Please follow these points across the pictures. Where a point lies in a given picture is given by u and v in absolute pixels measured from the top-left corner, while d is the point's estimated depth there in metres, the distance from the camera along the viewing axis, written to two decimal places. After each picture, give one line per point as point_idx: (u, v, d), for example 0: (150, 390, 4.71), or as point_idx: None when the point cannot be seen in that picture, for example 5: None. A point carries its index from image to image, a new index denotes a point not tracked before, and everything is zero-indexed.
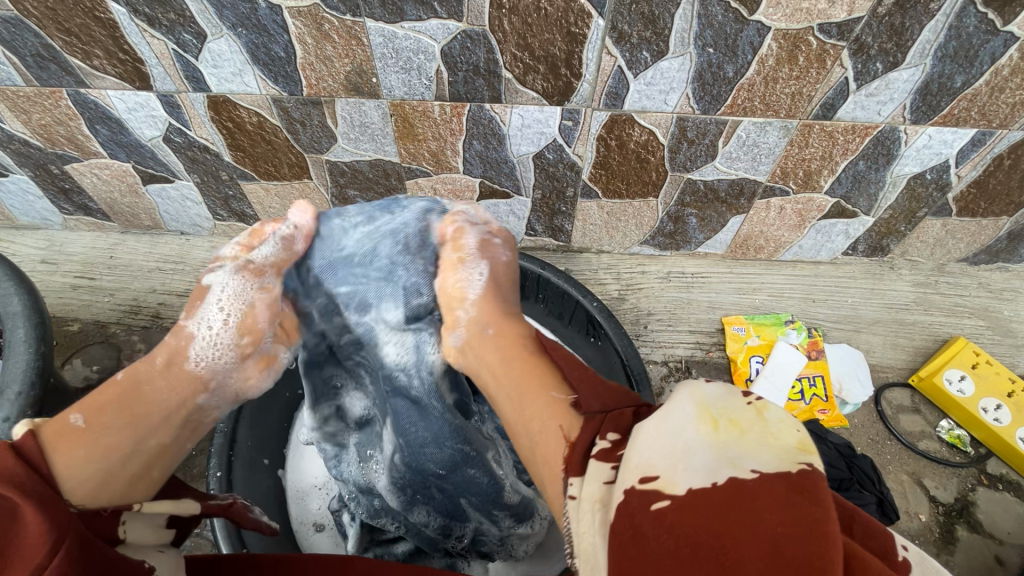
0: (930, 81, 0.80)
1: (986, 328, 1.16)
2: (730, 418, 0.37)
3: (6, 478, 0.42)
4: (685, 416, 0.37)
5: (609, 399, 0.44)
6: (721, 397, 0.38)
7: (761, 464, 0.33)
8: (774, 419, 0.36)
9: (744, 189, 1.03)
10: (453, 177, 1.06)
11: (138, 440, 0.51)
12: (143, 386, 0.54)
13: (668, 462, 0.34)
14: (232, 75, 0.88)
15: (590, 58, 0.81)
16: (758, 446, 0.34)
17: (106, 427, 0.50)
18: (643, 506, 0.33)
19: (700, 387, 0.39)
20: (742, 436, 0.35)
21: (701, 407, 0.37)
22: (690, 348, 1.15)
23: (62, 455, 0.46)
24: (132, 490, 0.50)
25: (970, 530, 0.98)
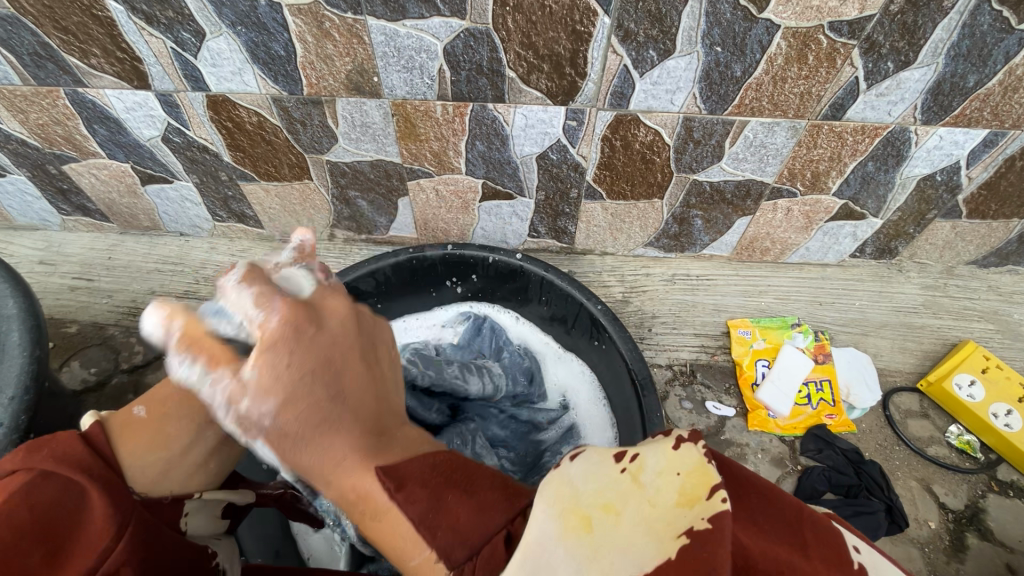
0: (942, 80, 0.79)
1: (995, 332, 1.14)
2: (602, 504, 0.34)
3: (78, 461, 0.51)
4: (549, 526, 0.34)
5: (469, 534, 0.40)
6: (587, 484, 0.36)
7: (637, 565, 0.31)
8: (652, 479, 0.35)
9: (751, 190, 1.01)
10: (455, 178, 1.04)
11: (192, 432, 0.61)
12: (192, 381, 0.63)
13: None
14: (232, 74, 0.87)
15: (595, 57, 0.80)
16: (634, 532, 0.32)
17: (156, 424, 0.59)
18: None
19: (564, 479, 0.37)
20: (616, 524, 0.33)
21: (566, 509, 0.35)
22: (695, 352, 1.13)
23: (126, 445, 0.56)
24: (189, 480, 0.61)
25: (980, 537, 0.97)
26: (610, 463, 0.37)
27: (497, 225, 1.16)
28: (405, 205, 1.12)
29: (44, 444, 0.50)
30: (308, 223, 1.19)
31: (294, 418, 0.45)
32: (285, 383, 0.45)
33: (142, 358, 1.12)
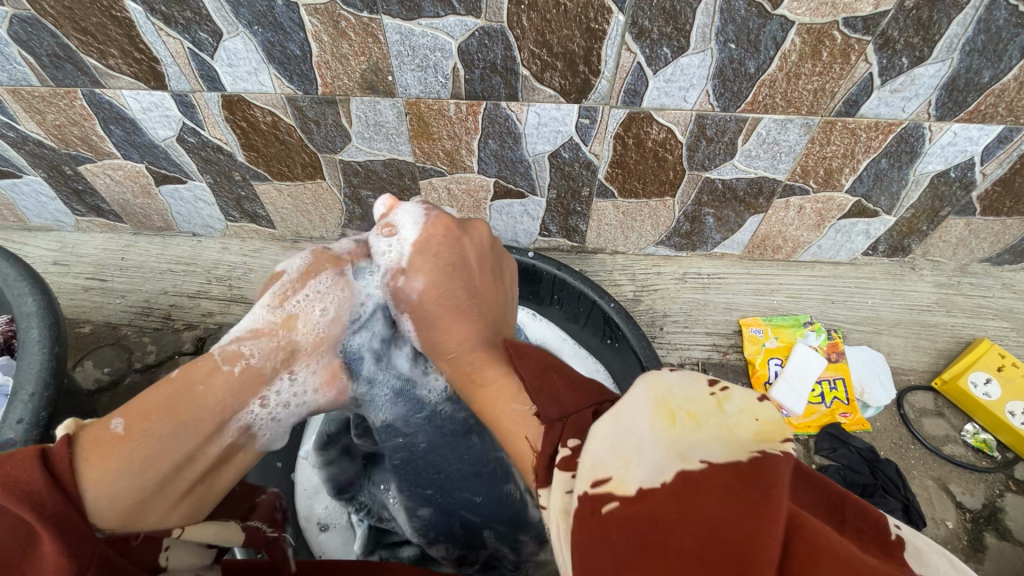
0: (957, 75, 0.79)
1: (1010, 329, 1.13)
2: (688, 410, 0.40)
3: (31, 495, 0.46)
4: (642, 413, 0.39)
5: (567, 405, 0.47)
6: (684, 391, 0.41)
7: (710, 455, 0.36)
8: (733, 411, 0.39)
9: (763, 188, 1.01)
10: (467, 177, 1.05)
11: (175, 450, 0.57)
12: (196, 386, 0.60)
13: (620, 462, 0.37)
14: (247, 74, 0.88)
15: (609, 55, 0.80)
16: (712, 438, 0.38)
17: (142, 442, 0.55)
18: (594, 510, 0.36)
19: (662, 379, 0.42)
20: (697, 429, 0.38)
21: (660, 401, 0.40)
22: (706, 351, 1.13)
23: (93, 469, 0.52)
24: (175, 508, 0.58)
25: (999, 537, 0.96)
26: (701, 384, 0.41)
27: (509, 224, 1.16)
28: None
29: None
30: (320, 222, 1.20)
31: (434, 293, 0.71)
32: (434, 270, 0.71)
33: (155, 358, 1.13)
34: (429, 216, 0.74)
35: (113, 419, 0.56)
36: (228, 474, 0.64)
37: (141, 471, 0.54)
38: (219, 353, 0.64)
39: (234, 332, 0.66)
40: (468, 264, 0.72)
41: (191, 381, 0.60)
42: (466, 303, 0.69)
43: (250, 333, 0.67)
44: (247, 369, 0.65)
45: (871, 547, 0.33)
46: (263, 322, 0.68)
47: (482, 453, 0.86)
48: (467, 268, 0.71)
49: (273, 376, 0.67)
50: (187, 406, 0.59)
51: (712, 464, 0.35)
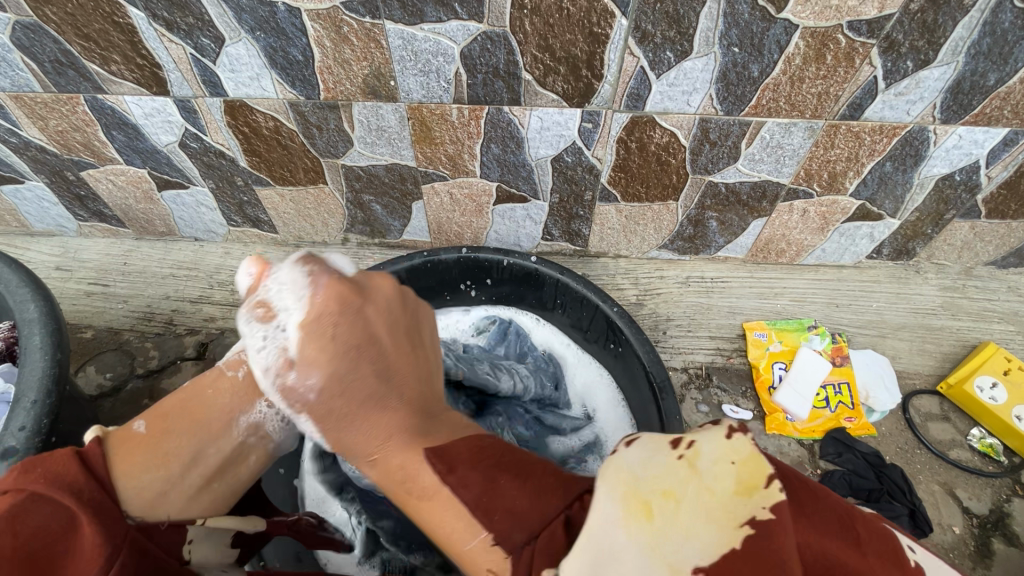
0: (962, 78, 0.78)
1: (1016, 333, 1.13)
2: (661, 490, 0.35)
3: (70, 483, 0.50)
4: (610, 520, 0.34)
5: (531, 521, 0.40)
6: (645, 470, 0.36)
7: (698, 553, 0.32)
8: (708, 466, 0.35)
9: (767, 191, 1.01)
10: (469, 181, 1.04)
11: (193, 450, 0.60)
12: (206, 391, 0.64)
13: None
14: (249, 80, 0.87)
15: (612, 59, 0.80)
16: (694, 520, 0.33)
17: (164, 442, 0.59)
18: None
19: (622, 463, 0.37)
20: (676, 512, 0.34)
21: (628, 491, 0.35)
22: (710, 355, 1.13)
23: (124, 462, 0.56)
24: (197, 500, 0.60)
25: (1006, 543, 0.95)
26: (664, 451, 0.37)
27: (511, 229, 1.16)
28: (418, 209, 1.13)
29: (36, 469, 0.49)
30: (322, 227, 1.20)
31: (336, 392, 0.52)
32: (334, 354, 0.53)
33: (156, 363, 1.12)
34: (314, 285, 0.55)
35: (136, 422, 0.60)
36: (246, 474, 0.65)
37: (164, 468, 0.58)
38: (225, 365, 0.66)
39: (237, 343, 0.68)
40: (379, 337, 0.55)
41: (201, 394, 0.64)
42: (381, 392, 0.52)
43: (248, 343, 0.69)
44: (249, 375, 0.65)
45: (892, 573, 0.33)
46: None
47: None
48: (378, 342, 0.55)
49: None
50: (202, 411, 0.63)
51: (703, 566, 0.31)
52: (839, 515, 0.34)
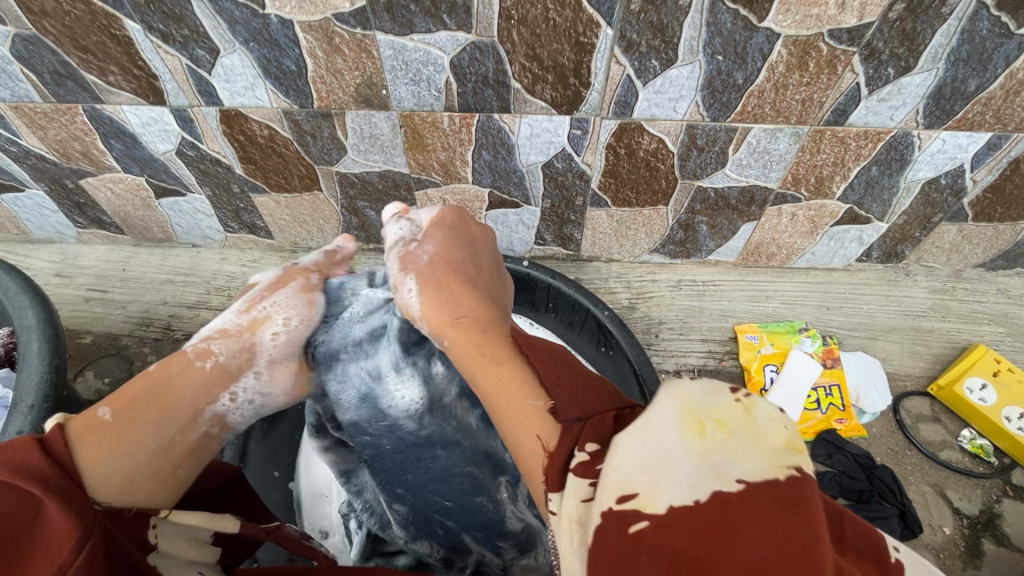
0: (943, 85, 0.80)
1: (1006, 334, 1.13)
2: (717, 419, 0.41)
3: (35, 474, 0.47)
4: (670, 429, 0.41)
5: (588, 406, 0.48)
6: (710, 398, 0.42)
7: (745, 474, 0.38)
8: (762, 419, 0.41)
9: (755, 196, 1.02)
10: (462, 187, 1.06)
11: (157, 438, 0.57)
12: (173, 380, 0.60)
13: (647, 478, 0.39)
14: (244, 89, 0.89)
15: (599, 67, 0.81)
16: (743, 450, 0.39)
17: (128, 428, 0.55)
18: (620, 529, 0.38)
19: (685, 387, 0.43)
20: (727, 441, 0.40)
21: (688, 410, 0.41)
22: (702, 357, 1.14)
23: (89, 450, 0.53)
24: (162, 489, 0.57)
25: (996, 543, 0.95)
26: (726, 392, 0.42)
27: (504, 233, 1.17)
28: None
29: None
30: (318, 233, 1.21)
31: (445, 264, 0.67)
32: (451, 251, 0.68)
33: None
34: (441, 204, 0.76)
35: (100, 407, 0.55)
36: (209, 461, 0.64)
37: (131, 455, 0.54)
38: (191, 349, 0.64)
39: (202, 330, 0.66)
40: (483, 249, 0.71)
41: (170, 378, 0.60)
42: (479, 283, 0.65)
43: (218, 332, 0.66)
44: (218, 366, 0.63)
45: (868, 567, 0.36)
46: (235, 323, 0.67)
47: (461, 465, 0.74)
48: (476, 249, 0.70)
49: (240, 373, 0.65)
50: (167, 399, 0.59)
51: (745, 488, 0.37)
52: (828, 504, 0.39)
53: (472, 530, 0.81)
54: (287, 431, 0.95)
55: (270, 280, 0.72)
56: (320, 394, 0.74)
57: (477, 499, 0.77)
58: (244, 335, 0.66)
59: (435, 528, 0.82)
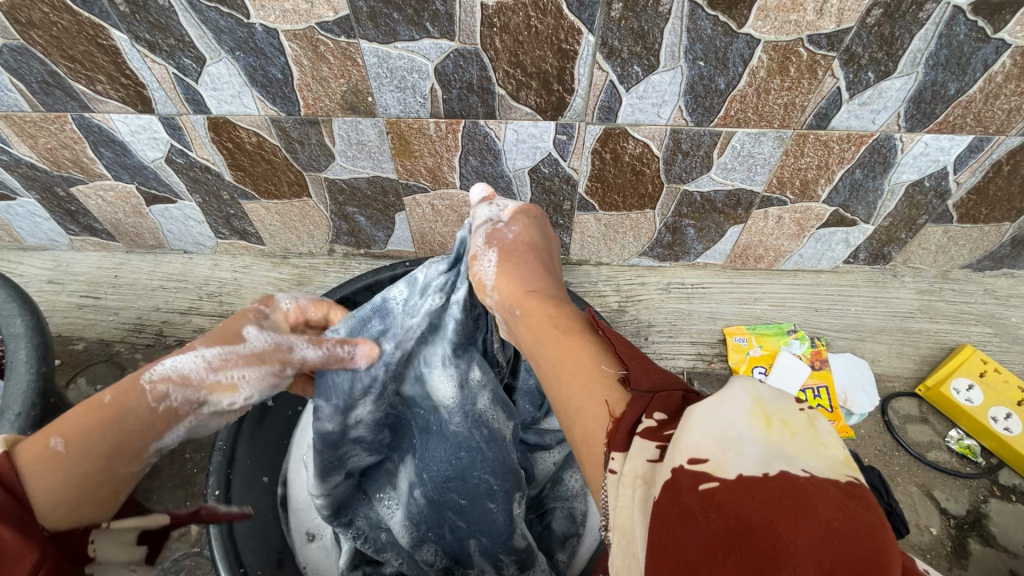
0: (923, 88, 0.80)
1: (994, 334, 1.14)
2: (783, 419, 0.40)
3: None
4: (739, 412, 0.40)
5: (658, 378, 0.48)
6: (777, 398, 0.41)
7: (813, 467, 0.36)
8: (824, 430, 0.40)
9: (741, 199, 1.03)
10: (450, 193, 1.06)
11: (108, 469, 0.55)
12: (124, 412, 0.57)
13: (719, 449, 0.38)
14: (232, 97, 0.90)
15: (582, 74, 0.82)
16: (809, 450, 0.37)
17: (82, 458, 0.53)
18: (691, 484, 0.37)
19: (757, 385, 0.42)
20: (794, 437, 0.38)
21: (756, 402, 0.41)
22: (691, 360, 1.14)
23: (38, 481, 0.51)
24: (103, 509, 0.56)
25: (983, 543, 0.96)
26: (792, 399, 0.42)
27: None
28: (402, 220, 1.15)
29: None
30: (308, 238, 1.22)
31: (528, 254, 0.66)
32: (528, 244, 0.67)
33: None
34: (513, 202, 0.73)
35: (53, 437, 0.52)
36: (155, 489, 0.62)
37: (83, 486, 0.53)
38: (149, 386, 0.59)
39: (170, 362, 0.61)
40: (551, 249, 0.70)
41: (123, 410, 0.57)
42: (551, 277, 0.64)
43: (177, 372, 0.61)
44: (169, 411, 0.60)
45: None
46: (201, 374, 0.62)
47: (479, 470, 0.74)
48: (547, 249, 0.69)
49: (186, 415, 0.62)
50: (123, 430, 0.56)
51: (818, 475, 0.35)
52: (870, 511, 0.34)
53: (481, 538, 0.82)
54: (276, 437, 0.96)
55: (256, 348, 0.65)
56: (366, 390, 0.68)
57: (496, 514, 0.78)
58: (203, 391, 0.62)
59: (449, 534, 0.84)
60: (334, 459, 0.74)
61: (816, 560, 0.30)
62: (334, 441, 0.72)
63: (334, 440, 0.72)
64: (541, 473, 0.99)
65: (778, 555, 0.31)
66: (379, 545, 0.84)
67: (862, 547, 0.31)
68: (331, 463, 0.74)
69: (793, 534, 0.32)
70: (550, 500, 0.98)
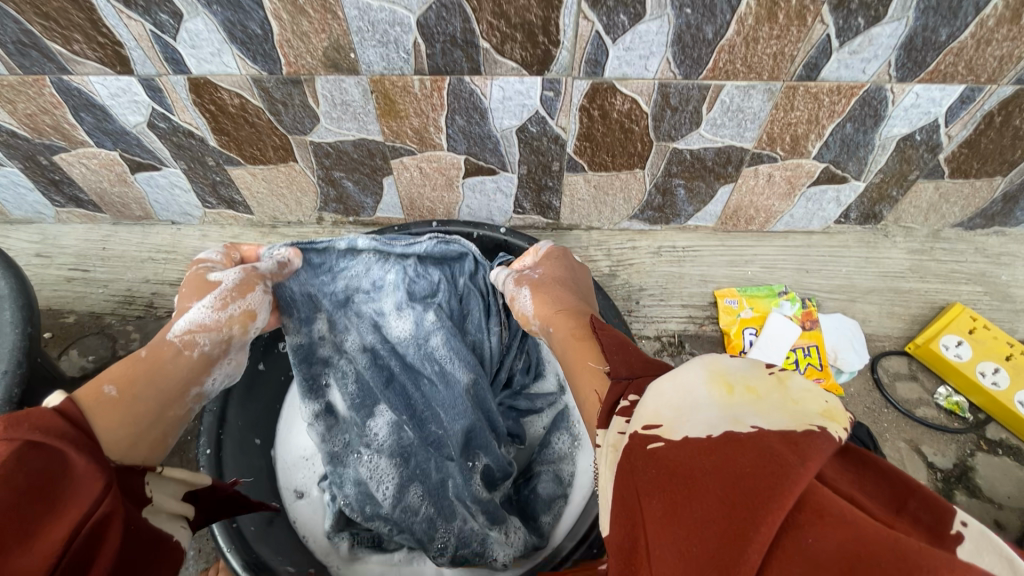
0: (914, 35, 0.79)
1: (984, 293, 1.14)
2: (746, 385, 0.44)
3: (62, 435, 0.49)
4: (698, 383, 0.45)
5: (636, 367, 0.54)
6: (739, 369, 0.45)
7: (764, 422, 0.40)
8: (796, 389, 0.42)
9: (731, 156, 1.02)
10: (438, 155, 1.05)
11: (158, 410, 0.60)
12: (163, 364, 0.64)
13: (674, 415, 0.43)
14: (211, 56, 0.88)
15: (567, 24, 0.80)
16: (771, 408, 0.41)
17: (132, 405, 0.58)
18: (643, 446, 0.43)
19: (719, 360, 0.46)
20: (757, 400, 0.42)
21: (717, 375, 0.45)
22: (683, 323, 1.15)
23: (103, 420, 0.54)
24: (153, 454, 0.59)
25: (968, 495, 0.98)
26: (759, 368, 0.45)
27: (483, 202, 1.17)
28: (390, 185, 1.14)
29: (17, 422, 0.46)
30: (296, 206, 1.21)
31: (553, 276, 0.82)
32: (553, 276, 0.82)
33: (139, 345, 1.16)
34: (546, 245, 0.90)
35: (105, 385, 0.57)
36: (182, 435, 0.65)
37: (139, 423, 0.57)
38: (177, 339, 0.66)
39: (179, 318, 0.67)
40: (581, 282, 0.84)
41: (161, 360, 0.64)
42: (573, 296, 0.78)
43: (197, 326, 0.67)
44: (204, 355, 0.67)
45: (844, 531, 0.32)
46: (213, 317, 0.68)
47: (432, 390, 0.89)
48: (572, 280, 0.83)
49: (222, 355, 0.69)
50: (166, 376, 0.63)
51: (764, 429, 0.39)
52: (816, 460, 0.35)
53: (454, 476, 0.88)
54: (267, 400, 0.97)
55: (233, 280, 0.72)
56: (334, 326, 0.88)
57: (443, 425, 0.88)
58: (231, 328, 0.69)
59: (424, 474, 0.88)
60: (312, 377, 0.88)
61: (721, 497, 0.36)
62: (308, 355, 0.87)
63: (307, 356, 0.87)
64: (533, 437, 1.03)
65: (695, 498, 0.37)
66: (368, 513, 0.87)
67: (766, 482, 0.35)
68: (312, 386, 0.89)
69: (709, 480, 0.37)
70: (539, 464, 0.98)
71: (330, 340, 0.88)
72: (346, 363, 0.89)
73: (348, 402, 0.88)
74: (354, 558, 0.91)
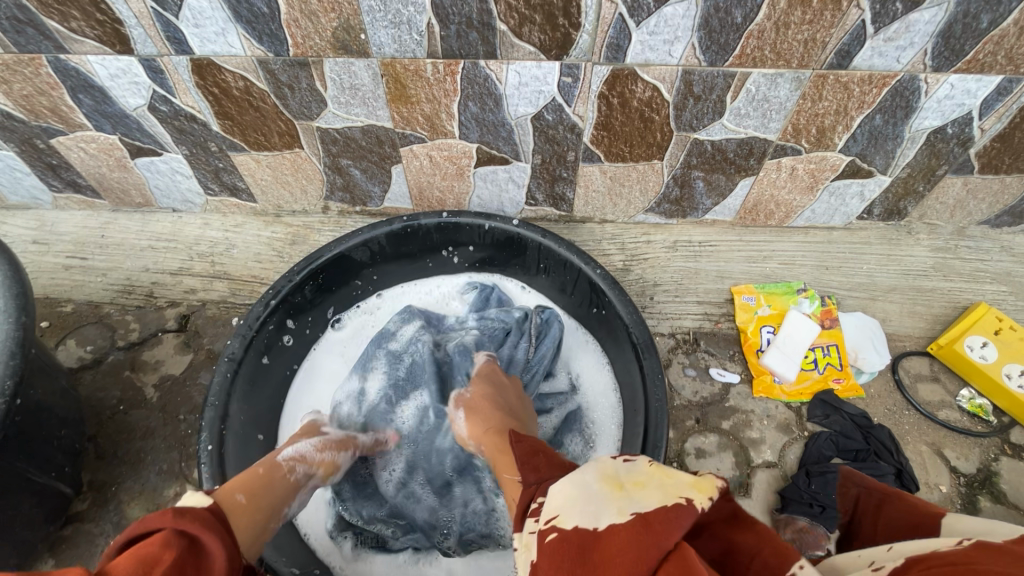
0: (953, 21, 0.75)
1: (1009, 293, 1.11)
2: (633, 481, 0.48)
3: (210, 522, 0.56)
4: (591, 478, 0.49)
5: (545, 472, 0.55)
6: (629, 470, 0.50)
7: (642, 507, 0.44)
8: (673, 475, 0.49)
9: (754, 148, 0.98)
10: (449, 143, 1.02)
11: (266, 519, 0.68)
12: (274, 479, 0.72)
13: (569, 506, 0.47)
14: (215, 35, 0.84)
15: (589, 6, 0.76)
16: (652, 494, 0.46)
17: (256, 514, 0.66)
18: (541, 538, 0.46)
19: (613, 464, 0.51)
20: (642, 490, 0.47)
21: (609, 475, 0.49)
22: (697, 320, 1.11)
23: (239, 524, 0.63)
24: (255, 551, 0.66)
25: (993, 501, 0.95)
26: (642, 466, 0.51)
27: (493, 193, 1.13)
28: (398, 174, 1.10)
29: (183, 513, 0.55)
30: (301, 195, 1.18)
31: (483, 396, 0.84)
32: (481, 399, 0.84)
33: (137, 335, 1.12)
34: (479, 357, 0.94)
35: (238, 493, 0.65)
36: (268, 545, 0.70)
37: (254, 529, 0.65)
38: (285, 461, 0.76)
39: (292, 446, 0.78)
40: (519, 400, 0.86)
41: (274, 477, 0.72)
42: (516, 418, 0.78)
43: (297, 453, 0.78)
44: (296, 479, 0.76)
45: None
46: (313, 453, 0.80)
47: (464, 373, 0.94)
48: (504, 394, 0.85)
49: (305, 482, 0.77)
50: (274, 491, 0.71)
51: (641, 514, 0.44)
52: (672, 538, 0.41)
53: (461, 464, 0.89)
54: (270, 395, 0.96)
55: (336, 437, 0.85)
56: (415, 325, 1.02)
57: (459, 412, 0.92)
58: (318, 469, 0.79)
59: (434, 464, 0.90)
60: (369, 356, 0.99)
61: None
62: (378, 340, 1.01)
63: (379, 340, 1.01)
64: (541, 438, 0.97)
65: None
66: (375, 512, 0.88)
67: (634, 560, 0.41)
68: (365, 364, 0.98)
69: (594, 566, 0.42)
70: None
71: (402, 336, 1.01)
72: (399, 359, 0.98)
73: (384, 387, 0.96)
74: (358, 559, 0.88)
